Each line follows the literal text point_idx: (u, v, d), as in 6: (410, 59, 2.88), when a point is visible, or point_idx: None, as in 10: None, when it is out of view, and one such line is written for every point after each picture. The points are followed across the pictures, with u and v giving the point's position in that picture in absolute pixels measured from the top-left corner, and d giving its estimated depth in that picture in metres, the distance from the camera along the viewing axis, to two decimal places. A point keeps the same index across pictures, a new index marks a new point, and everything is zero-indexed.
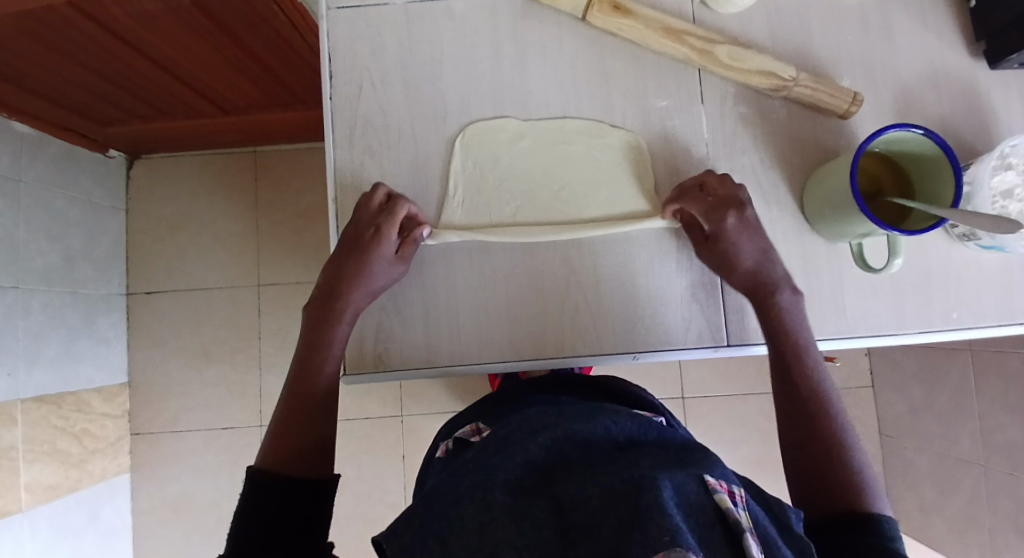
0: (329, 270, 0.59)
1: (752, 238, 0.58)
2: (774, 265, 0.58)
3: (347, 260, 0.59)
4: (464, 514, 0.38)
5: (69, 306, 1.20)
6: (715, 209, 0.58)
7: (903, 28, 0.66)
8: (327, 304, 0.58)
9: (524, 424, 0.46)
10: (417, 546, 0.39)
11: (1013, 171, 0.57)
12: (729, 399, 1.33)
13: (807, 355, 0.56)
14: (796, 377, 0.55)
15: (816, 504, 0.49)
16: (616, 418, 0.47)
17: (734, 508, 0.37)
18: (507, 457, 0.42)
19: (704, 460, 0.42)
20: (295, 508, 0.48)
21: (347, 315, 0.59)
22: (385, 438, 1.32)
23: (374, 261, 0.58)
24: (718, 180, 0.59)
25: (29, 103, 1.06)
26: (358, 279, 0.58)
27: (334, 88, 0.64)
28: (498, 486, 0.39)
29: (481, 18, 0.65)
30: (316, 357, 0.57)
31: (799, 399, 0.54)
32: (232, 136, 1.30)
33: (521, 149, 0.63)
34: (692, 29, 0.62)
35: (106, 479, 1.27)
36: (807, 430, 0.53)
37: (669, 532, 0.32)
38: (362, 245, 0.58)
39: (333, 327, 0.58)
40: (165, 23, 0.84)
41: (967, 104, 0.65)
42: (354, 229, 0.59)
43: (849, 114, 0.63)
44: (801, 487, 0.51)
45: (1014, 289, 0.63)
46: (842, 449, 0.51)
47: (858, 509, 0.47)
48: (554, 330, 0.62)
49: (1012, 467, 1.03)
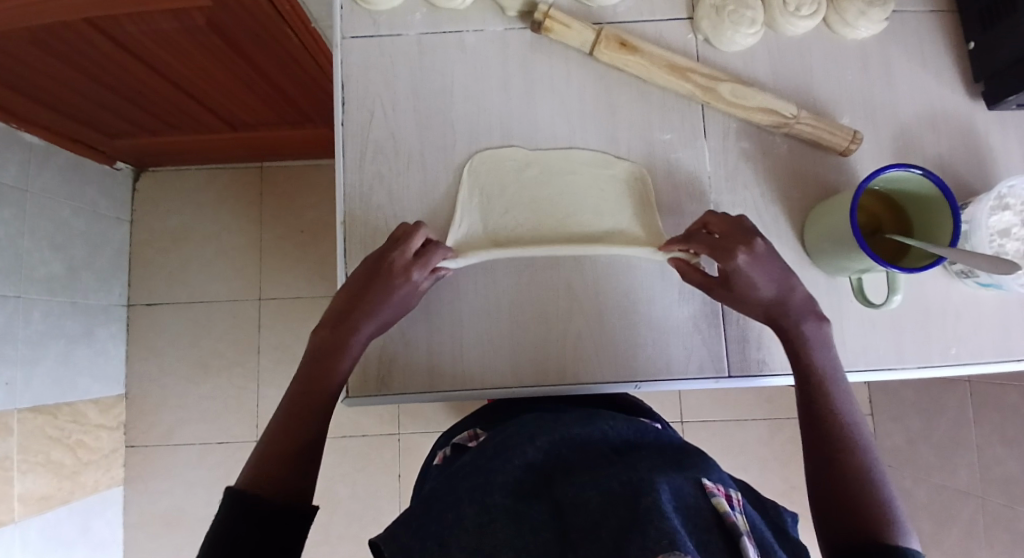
0: (350, 294, 0.58)
1: (767, 271, 0.56)
2: (795, 296, 0.57)
3: (372, 289, 0.57)
4: (464, 517, 0.38)
5: (70, 315, 1.20)
6: (723, 249, 0.56)
7: (902, 69, 0.67)
8: (342, 326, 0.57)
9: (522, 429, 0.48)
10: (416, 547, 0.38)
11: (1010, 211, 0.58)
12: (727, 424, 1.33)
13: (831, 383, 0.55)
14: (819, 405, 0.54)
15: (840, 534, 0.47)
16: (613, 422, 0.50)
17: (732, 511, 0.38)
18: (503, 459, 0.43)
19: (702, 463, 0.43)
20: (277, 535, 0.46)
21: (360, 343, 0.58)
22: (381, 456, 1.32)
23: (397, 293, 0.58)
24: (720, 219, 0.58)
25: (39, 115, 1.07)
26: (377, 311, 0.58)
27: (346, 114, 0.65)
28: (497, 489, 0.40)
29: (491, 50, 0.67)
30: (323, 375, 0.56)
31: (821, 428, 0.53)
32: (239, 150, 1.32)
33: (527, 177, 0.65)
34: (696, 67, 0.64)
35: (99, 490, 1.26)
36: (831, 455, 0.51)
37: (667, 536, 0.32)
38: (389, 278, 0.57)
39: (345, 350, 0.57)
40: (181, 44, 0.86)
41: (966, 144, 0.67)
42: (379, 257, 0.58)
43: (849, 152, 0.64)
44: (829, 518, 0.48)
45: (1011, 327, 0.64)
46: (868, 476, 0.49)
47: (882, 540, 0.44)
48: (557, 357, 0.62)
49: (1010, 500, 1.03)
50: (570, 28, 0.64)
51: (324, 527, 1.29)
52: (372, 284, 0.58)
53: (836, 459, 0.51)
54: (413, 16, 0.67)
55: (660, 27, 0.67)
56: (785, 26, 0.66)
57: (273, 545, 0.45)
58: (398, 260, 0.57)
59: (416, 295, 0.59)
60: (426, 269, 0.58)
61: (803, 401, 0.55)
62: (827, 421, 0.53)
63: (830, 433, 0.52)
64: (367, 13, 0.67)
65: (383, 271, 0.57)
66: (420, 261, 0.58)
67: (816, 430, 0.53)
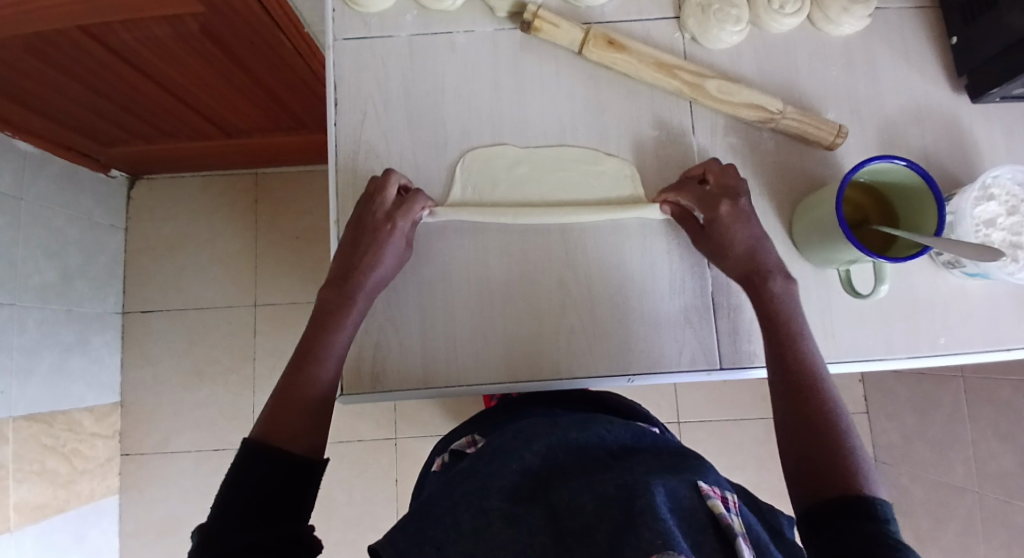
0: (344, 254, 0.60)
1: (748, 227, 0.60)
2: (768, 254, 0.59)
3: (363, 245, 0.59)
4: (460, 520, 0.39)
5: (64, 323, 1.20)
6: (710, 198, 0.60)
7: (887, 65, 0.69)
8: (342, 287, 0.59)
9: (517, 435, 0.48)
10: (413, 549, 0.38)
11: (994, 201, 0.59)
12: (723, 424, 1.33)
13: (799, 335, 0.56)
14: (789, 359, 0.55)
15: (811, 488, 0.47)
16: (610, 426, 0.49)
17: (727, 513, 0.38)
18: (492, 462, 0.44)
19: (698, 466, 0.43)
20: (291, 484, 0.48)
21: (361, 301, 0.59)
22: (378, 461, 1.31)
23: (388, 245, 0.59)
24: (719, 172, 0.62)
25: (33, 122, 1.07)
26: (373, 265, 0.59)
27: (339, 114, 0.66)
28: (494, 493, 0.40)
29: (481, 50, 0.68)
30: (325, 335, 0.57)
31: (789, 380, 0.54)
32: (234, 157, 1.32)
33: (518, 175, 0.65)
34: (683, 64, 0.65)
35: (94, 499, 1.26)
36: (804, 410, 0.51)
37: (661, 536, 0.33)
38: (378, 233, 0.59)
39: (347, 307, 0.58)
40: (176, 52, 0.87)
41: (950, 138, 0.68)
42: (366, 213, 0.60)
43: (835, 145, 0.65)
44: (801, 470, 0.48)
45: (1000, 316, 0.64)
46: (838, 426, 0.50)
47: (851, 492, 0.45)
48: (549, 353, 0.62)
49: (1005, 495, 1.03)
50: (558, 27, 0.65)
51: (322, 534, 1.28)
52: (361, 241, 0.59)
53: (808, 412, 0.51)
54: (403, 17, 0.68)
55: (648, 26, 0.68)
56: (770, 24, 0.67)
57: (287, 500, 0.48)
58: (380, 212, 0.60)
59: (405, 247, 0.61)
60: (409, 217, 0.60)
61: (774, 350, 0.56)
62: (797, 373, 0.54)
63: (801, 385, 0.53)
64: (358, 15, 0.67)
65: (370, 229, 0.60)
66: (401, 212, 0.60)
67: (787, 383, 0.53)
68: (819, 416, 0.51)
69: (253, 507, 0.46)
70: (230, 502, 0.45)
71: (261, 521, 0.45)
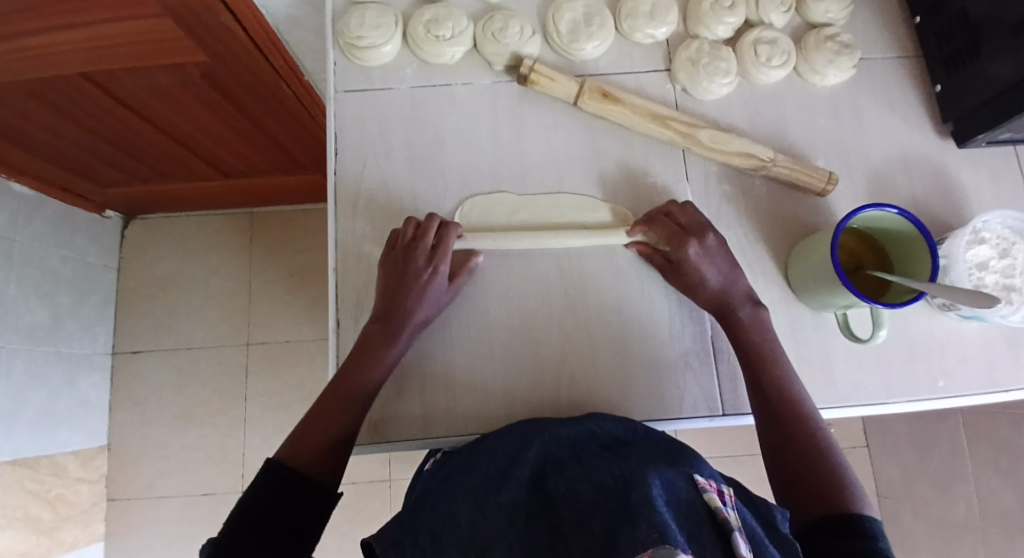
0: (387, 288, 0.60)
1: (715, 263, 0.61)
2: (738, 286, 0.61)
3: (405, 283, 0.59)
4: (455, 512, 0.42)
5: (52, 364, 1.18)
6: (677, 237, 0.61)
7: (872, 113, 0.71)
8: (386, 322, 0.59)
9: (523, 432, 0.51)
10: (408, 542, 0.41)
11: (986, 245, 0.60)
12: (723, 460, 1.32)
13: (778, 365, 0.58)
14: (767, 385, 0.57)
15: (800, 508, 0.49)
16: (602, 422, 0.52)
17: (724, 507, 0.37)
18: (494, 462, 0.48)
19: (691, 460, 0.44)
20: (305, 507, 0.49)
21: (404, 336, 0.59)
22: (372, 505, 1.28)
23: (431, 286, 0.60)
24: (681, 210, 0.63)
25: (31, 165, 1.09)
26: (416, 303, 0.59)
27: (340, 163, 0.67)
28: (506, 488, 0.43)
29: (481, 101, 0.70)
30: (366, 368, 0.57)
31: (770, 405, 0.56)
32: (232, 197, 1.33)
33: (517, 221, 0.66)
34: (676, 115, 0.67)
35: (76, 547, 1.22)
36: (787, 436, 0.54)
37: (657, 528, 0.32)
38: (419, 273, 0.60)
39: (392, 344, 0.58)
40: (178, 98, 0.88)
41: (938, 183, 0.70)
42: (408, 252, 0.61)
43: (826, 192, 0.67)
44: (786, 491, 0.51)
45: (995, 358, 0.65)
46: (821, 447, 0.52)
47: (841, 510, 0.47)
48: (551, 400, 0.62)
49: (1007, 531, 1.03)
50: (554, 81, 0.66)
51: None
52: (407, 277, 0.59)
53: (788, 437, 0.53)
54: (404, 69, 0.70)
55: (640, 78, 0.71)
56: (758, 76, 0.70)
57: (300, 521, 0.48)
58: (422, 251, 0.60)
59: (448, 288, 0.62)
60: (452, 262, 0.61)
61: (750, 378, 0.58)
62: (774, 399, 0.56)
63: (781, 409, 0.55)
64: (360, 68, 0.69)
65: (412, 265, 0.60)
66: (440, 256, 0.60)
67: (767, 410, 0.56)
68: (802, 439, 0.53)
69: (268, 523, 0.46)
70: (255, 497, 0.47)
71: (276, 539, 0.45)
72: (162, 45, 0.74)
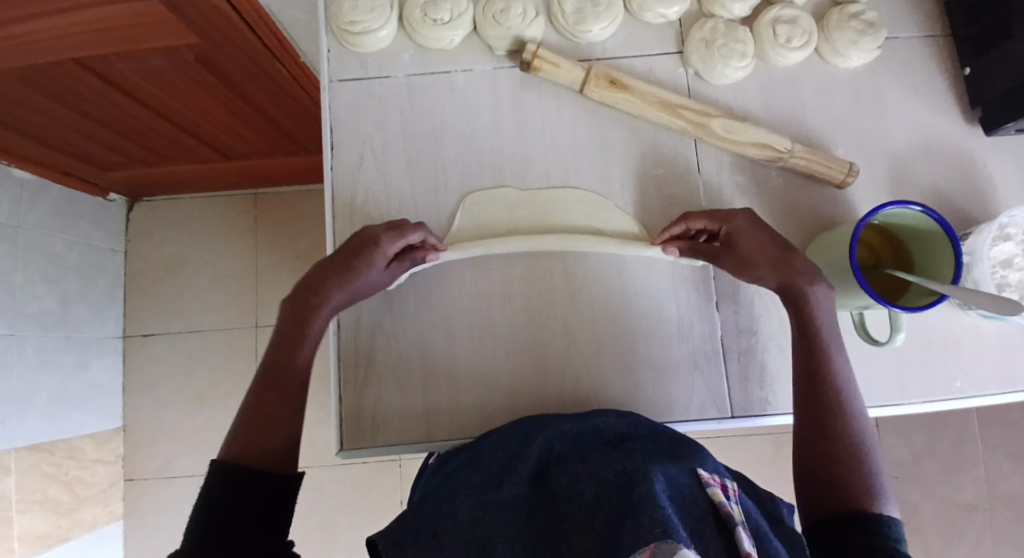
0: (325, 264, 0.57)
1: (766, 231, 0.58)
2: (798, 258, 0.56)
3: (343, 259, 0.57)
4: (460, 509, 0.39)
5: (63, 349, 1.19)
6: (717, 210, 0.60)
7: (896, 97, 0.67)
8: (313, 295, 0.56)
9: (531, 427, 0.49)
10: (412, 536, 0.38)
11: (1012, 242, 0.57)
12: (731, 441, 1.32)
13: (833, 349, 0.54)
14: (818, 368, 0.54)
15: (818, 500, 0.49)
16: (607, 417, 0.50)
17: (727, 502, 0.36)
18: (496, 458, 0.46)
19: (697, 455, 0.43)
20: (266, 501, 0.46)
21: (329, 311, 0.56)
22: (381, 484, 1.30)
23: (370, 263, 0.57)
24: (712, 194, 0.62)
25: (33, 151, 1.07)
26: (349, 278, 0.56)
27: (336, 156, 0.65)
28: (510, 483, 0.41)
29: (482, 87, 0.66)
30: (292, 343, 0.54)
31: (815, 391, 0.53)
32: (234, 179, 1.31)
33: (519, 218, 0.63)
34: (687, 103, 0.64)
35: (97, 526, 1.25)
36: (824, 425, 0.52)
37: (661, 524, 0.31)
38: (361, 249, 0.57)
39: (316, 319, 0.55)
40: (174, 82, 0.86)
41: (963, 171, 0.66)
42: (356, 234, 0.58)
43: (846, 184, 0.64)
44: (807, 480, 0.50)
45: (1016, 356, 0.63)
46: (856, 442, 0.50)
47: (860, 509, 0.46)
48: (556, 402, 0.61)
49: (1016, 516, 1.01)
50: (559, 67, 0.63)
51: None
52: (347, 253, 0.57)
53: (825, 426, 0.52)
54: (401, 55, 0.66)
55: (649, 62, 0.67)
56: (775, 58, 0.66)
57: (263, 516, 0.46)
58: (373, 230, 0.58)
59: (389, 270, 0.59)
60: (400, 241, 0.58)
61: (801, 356, 0.55)
62: (820, 384, 0.53)
63: (825, 396, 0.53)
64: (355, 54, 0.66)
65: (357, 241, 0.57)
66: (397, 232, 0.57)
67: (810, 394, 0.53)
68: (837, 429, 0.51)
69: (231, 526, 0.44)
70: (225, 502, 0.45)
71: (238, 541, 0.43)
72: (151, 28, 0.71)
